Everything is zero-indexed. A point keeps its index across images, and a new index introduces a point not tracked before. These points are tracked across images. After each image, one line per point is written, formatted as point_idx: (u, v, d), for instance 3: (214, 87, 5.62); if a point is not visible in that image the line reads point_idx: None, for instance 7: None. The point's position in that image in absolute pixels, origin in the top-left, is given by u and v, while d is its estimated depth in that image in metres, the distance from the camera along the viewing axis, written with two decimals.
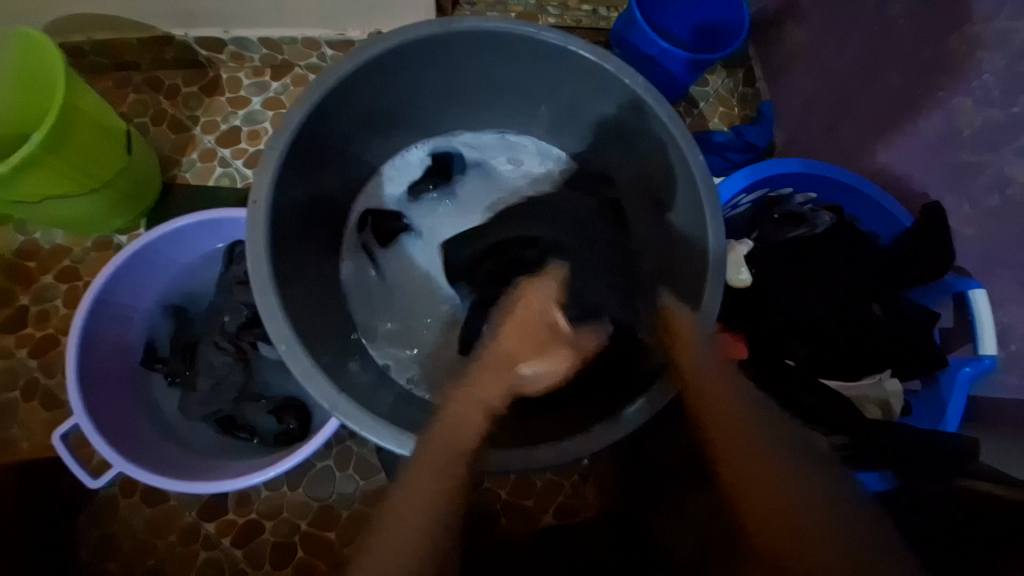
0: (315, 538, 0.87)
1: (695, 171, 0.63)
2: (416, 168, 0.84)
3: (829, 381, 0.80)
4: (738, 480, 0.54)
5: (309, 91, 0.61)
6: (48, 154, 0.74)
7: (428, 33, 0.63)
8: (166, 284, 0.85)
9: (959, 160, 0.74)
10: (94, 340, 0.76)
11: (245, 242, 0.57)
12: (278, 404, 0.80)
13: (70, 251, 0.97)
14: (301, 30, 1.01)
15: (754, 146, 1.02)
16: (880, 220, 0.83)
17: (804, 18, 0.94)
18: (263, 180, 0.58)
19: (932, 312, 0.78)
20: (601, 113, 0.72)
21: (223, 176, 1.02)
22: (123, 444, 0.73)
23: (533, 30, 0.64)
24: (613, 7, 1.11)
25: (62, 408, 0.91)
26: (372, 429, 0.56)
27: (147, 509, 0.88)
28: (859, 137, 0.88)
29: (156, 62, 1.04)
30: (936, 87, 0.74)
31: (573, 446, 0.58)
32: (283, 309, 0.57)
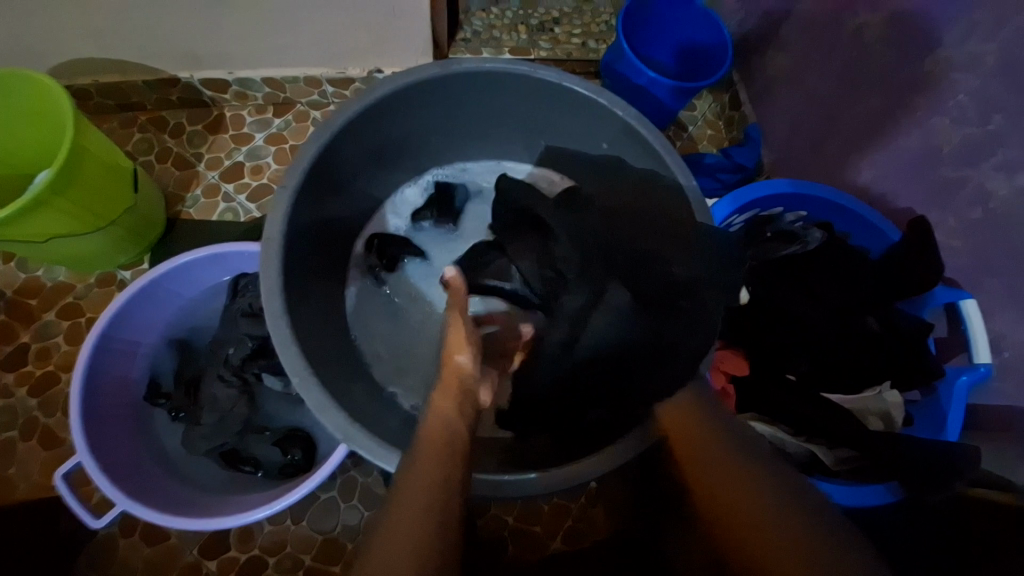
0: (320, 573, 0.85)
1: (688, 196, 0.66)
2: (420, 195, 0.86)
3: (830, 395, 0.80)
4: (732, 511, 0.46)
5: (318, 132, 0.64)
6: (56, 194, 0.76)
7: (430, 74, 0.67)
8: (170, 318, 0.85)
9: (940, 176, 0.77)
10: (98, 376, 0.76)
11: (259, 277, 0.59)
12: (283, 436, 0.80)
13: (73, 288, 0.98)
14: (303, 69, 1.04)
15: (743, 167, 1.05)
16: (868, 235, 0.86)
17: (784, 46, 0.99)
18: (276, 217, 0.60)
19: (926, 322, 0.79)
20: (596, 143, 0.76)
21: (227, 210, 1.04)
22: (126, 481, 0.72)
23: (528, 68, 0.68)
24: (601, 40, 1.17)
25: (61, 447, 0.90)
26: (384, 458, 0.56)
27: (147, 548, 0.86)
28: (843, 156, 0.92)
29: (161, 102, 1.08)
30: (915, 107, 0.78)
31: (590, 470, 0.59)
32: (296, 340, 0.58)
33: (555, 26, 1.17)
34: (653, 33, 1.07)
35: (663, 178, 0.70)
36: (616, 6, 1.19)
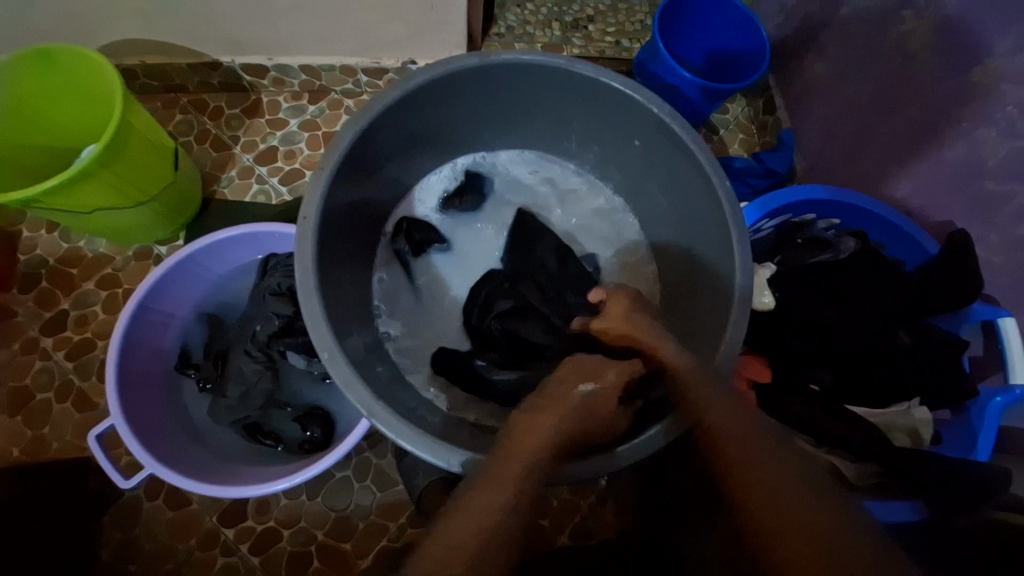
0: (331, 548, 0.87)
1: (720, 194, 0.65)
2: (451, 182, 0.86)
3: (854, 408, 0.79)
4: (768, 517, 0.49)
5: (357, 116, 0.65)
6: (102, 167, 0.79)
7: (468, 65, 0.67)
8: (203, 293, 0.88)
9: (983, 189, 0.74)
10: (134, 344, 0.79)
11: (294, 255, 0.60)
12: (303, 413, 0.82)
13: (112, 260, 1.02)
14: (339, 58, 1.06)
15: (774, 173, 1.04)
16: (903, 247, 0.84)
17: (824, 51, 0.97)
18: (313, 198, 0.62)
19: (961, 340, 0.76)
20: (629, 140, 0.75)
21: (260, 192, 1.07)
22: (155, 445, 0.75)
23: (566, 62, 0.68)
24: (635, 39, 1.16)
25: (93, 410, 0.94)
26: (408, 437, 0.57)
27: (168, 512, 0.89)
28: (880, 166, 0.89)
29: (202, 85, 1.11)
30: (960, 118, 0.75)
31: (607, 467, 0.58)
32: (326, 318, 0.59)
33: (589, 23, 1.17)
34: (690, 33, 1.06)
35: (693, 176, 0.69)
36: (652, 5, 1.18)
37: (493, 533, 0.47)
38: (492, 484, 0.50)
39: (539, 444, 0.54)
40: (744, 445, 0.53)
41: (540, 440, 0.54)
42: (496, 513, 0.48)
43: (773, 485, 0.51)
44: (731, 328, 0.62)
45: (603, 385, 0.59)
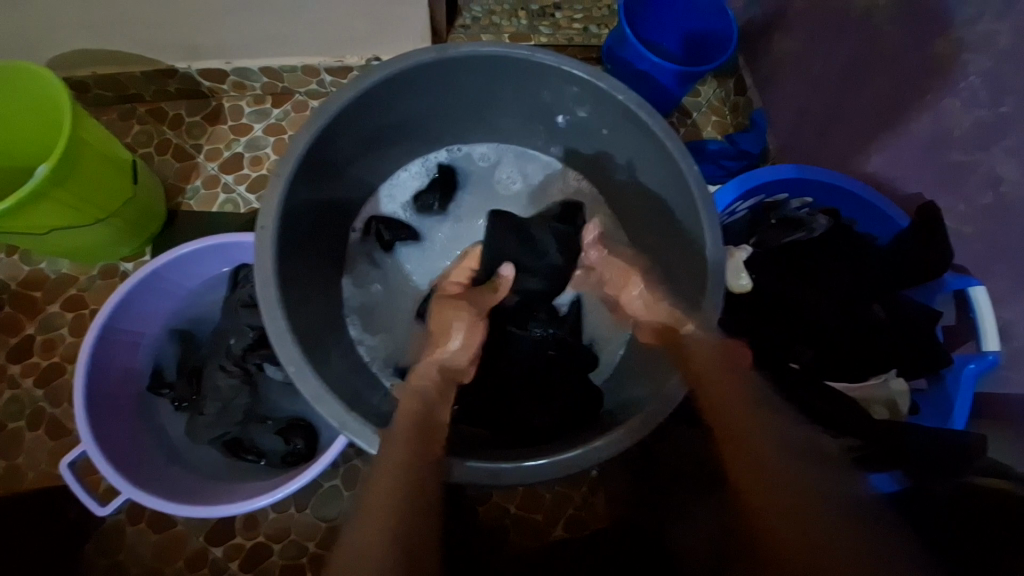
0: (324, 560, 0.86)
1: (689, 179, 0.65)
2: (419, 180, 0.84)
3: (834, 383, 0.80)
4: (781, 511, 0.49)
5: (314, 118, 0.63)
6: (55, 186, 0.76)
7: (425, 59, 0.65)
8: (172, 310, 0.86)
9: (951, 160, 0.75)
10: (104, 366, 0.77)
11: (252, 266, 0.58)
12: (285, 425, 0.80)
13: (76, 280, 0.98)
14: (300, 58, 1.03)
15: (747, 154, 1.04)
16: (875, 222, 0.84)
17: (791, 28, 0.97)
18: (270, 206, 0.60)
19: (933, 310, 0.78)
20: (597, 127, 0.74)
21: (228, 201, 1.04)
22: (132, 469, 0.74)
23: (527, 52, 0.66)
24: (603, 25, 1.14)
25: (68, 436, 0.91)
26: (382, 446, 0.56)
27: (154, 534, 0.87)
28: (850, 142, 0.90)
29: (160, 93, 1.07)
30: (925, 91, 0.76)
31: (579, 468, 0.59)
32: (291, 330, 0.58)
33: (556, 10, 1.15)
34: (658, 17, 1.04)
35: (662, 162, 0.68)
36: None
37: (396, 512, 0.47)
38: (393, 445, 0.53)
39: (421, 410, 0.58)
40: (767, 453, 0.54)
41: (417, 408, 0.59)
42: (399, 489, 0.49)
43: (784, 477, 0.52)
44: None
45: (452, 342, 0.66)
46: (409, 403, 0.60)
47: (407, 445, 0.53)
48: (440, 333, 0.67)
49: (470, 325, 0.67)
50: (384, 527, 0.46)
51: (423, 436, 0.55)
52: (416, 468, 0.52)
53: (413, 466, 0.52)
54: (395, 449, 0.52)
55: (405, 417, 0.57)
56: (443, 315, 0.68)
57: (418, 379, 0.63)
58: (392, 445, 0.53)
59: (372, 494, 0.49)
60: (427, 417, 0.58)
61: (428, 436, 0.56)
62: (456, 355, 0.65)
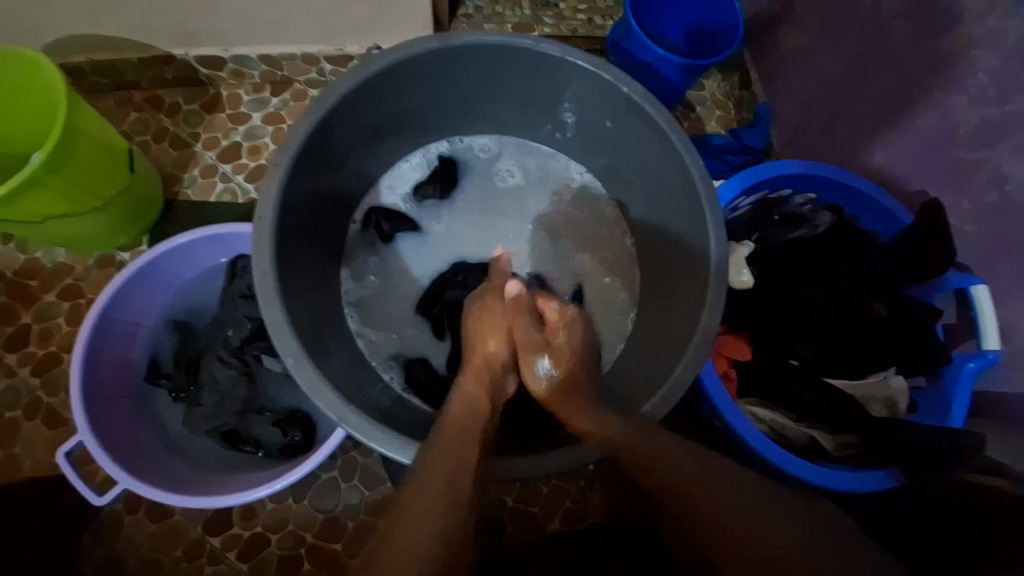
0: (321, 550, 0.86)
1: (693, 174, 0.64)
2: (419, 171, 0.83)
3: (835, 381, 0.80)
4: (696, 510, 0.56)
5: (314, 107, 0.62)
6: (50, 174, 0.75)
7: (427, 48, 0.65)
8: (169, 300, 0.85)
9: (956, 158, 0.74)
10: (100, 356, 0.76)
11: (250, 258, 0.58)
12: (283, 417, 0.80)
13: (73, 269, 0.98)
14: (300, 46, 1.02)
15: (751, 149, 1.03)
16: (879, 219, 0.83)
17: (797, 21, 0.96)
18: (269, 196, 0.59)
19: (935, 308, 0.77)
20: (601, 120, 0.73)
21: (225, 191, 1.03)
22: (129, 460, 0.73)
23: (531, 42, 0.66)
24: (608, 15, 1.13)
25: (65, 426, 0.91)
26: (380, 439, 0.56)
27: (151, 524, 0.87)
28: (855, 138, 0.89)
29: (157, 80, 1.06)
30: (932, 87, 0.75)
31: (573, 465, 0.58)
32: (289, 323, 0.57)
33: (560, 0, 1.13)
34: (663, 8, 1.03)
35: (665, 157, 0.68)
36: None
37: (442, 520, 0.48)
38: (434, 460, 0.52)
39: (472, 411, 0.58)
40: (675, 460, 0.57)
41: (472, 415, 0.57)
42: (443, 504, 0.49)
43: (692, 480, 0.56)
44: (707, 313, 0.61)
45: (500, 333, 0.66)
46: (462, 406, 0.59)
47: (456, 448, 0.53)
48: (482, 334, 0.66)
49: (511, 324, 0.66)
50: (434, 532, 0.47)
51: (473, 439, 0.54)
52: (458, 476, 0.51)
53: (457, 470, 0.51)
54: (444, 464, 0.51)
55: (458, 422, 0.56)
56: (494, 319, 0.67)
57: (471, 379, 0.62)
58: (437, 453, 0.52)
59: (421, 498, 0.50)
60: (477, 416, 0.57)
61: (481, 440, 0.55)
62: (497, 350, 0.65)
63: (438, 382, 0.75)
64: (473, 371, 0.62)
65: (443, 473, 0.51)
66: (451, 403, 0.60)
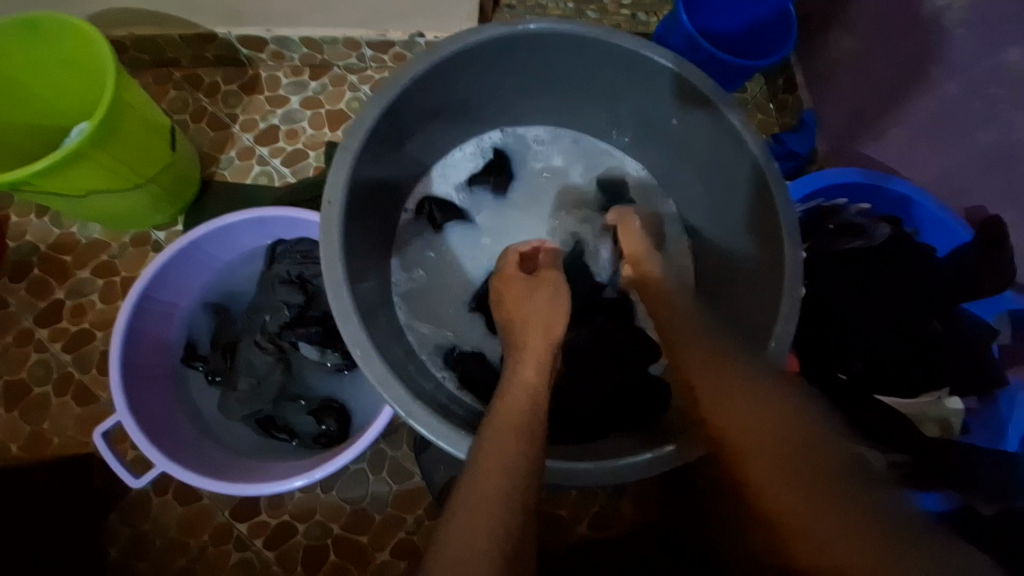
0: (347, 542, 0.85)
1: (769, 175, 0.62)
2: (472, 162, 0.81)
3: (885, 398, 0.78)
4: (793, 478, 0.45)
5: (381, 91, 0.60)
6: (95, 148, 0.74)
7: (495, 33, 0.63)
8: (208, 282, 0.84)
9: (1019, 175, 0.71)
10: (138, 336, 0.76)
11: (319, 243, 0.56)
12: (317, 406, 0.79)
13: (107, 246, 0.97)
14: (341, 30, 1.00)
15: (795, 155, 1.01)
16: (936, 231, 0.81)
17: (853, 25, 0.93)
18: (339, 180, 0.58)
19: (989, 329, 0.75)
20: (666, 117, 0.71)
21: (262, 173, 1.02)
22: (166, 442, 0.73)
23: (602, 33, 0.63)
24: (653, 12, 1.10)
25: (96, 404, 0.91)
26: (449, 438, 0.54)
27: (179, 507, 0.86)
28: (911, 148, 0.86)
29: (196, 59, 1.04)
30: (998, 99, 0.72)
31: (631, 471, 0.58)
32: (356, 311, 0.56)
33: None
34: (714, 6, 1.00)
35: (736, 155, 0.65)
36: None
37: (505, 522, 0.43)
38: (496, 443, 0.49)
39: (529, 402, 0.54)
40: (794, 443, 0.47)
41: (530, 395, 0.54)
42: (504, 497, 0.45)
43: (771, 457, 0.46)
44: (781, 323, 0.59)
45: (510, 303, 0.66)
46: (517, 396, 0.54)
47: (510, 444, 0.49)
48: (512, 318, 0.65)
49: (550, 303, 0.65)
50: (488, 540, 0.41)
51: (529, 438, 0.50)
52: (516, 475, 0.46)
53: (513, 465, 0.47)
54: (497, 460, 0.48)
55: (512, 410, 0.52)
56: (534, 294, 0.66)
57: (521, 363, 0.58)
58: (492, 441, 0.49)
59: (470, 502, 0.44)
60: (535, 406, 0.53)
61: (533, 434, 0.51)
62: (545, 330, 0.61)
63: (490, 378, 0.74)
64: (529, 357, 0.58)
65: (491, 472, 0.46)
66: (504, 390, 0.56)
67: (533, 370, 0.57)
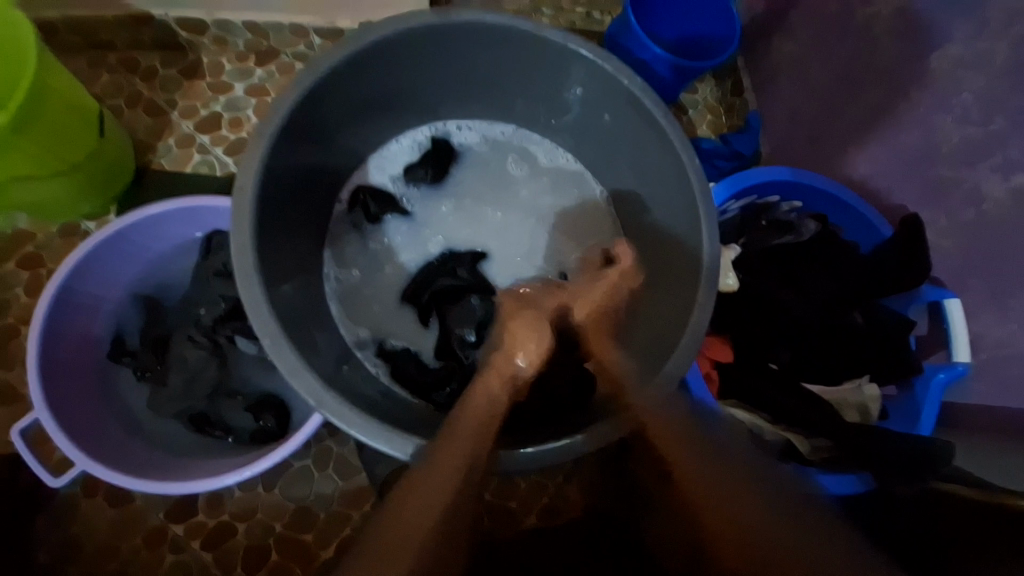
0: (291, 540, 0.84)
1: (691, 174, 0.64)
2: (411, 152, 0.81)
3: (810, 386, 0.82)
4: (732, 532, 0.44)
5: (301, 78, 0.60)
6: (12, 133, 0.70)
7: (425, 24, 0.63)
8: (138, 275, 0.81)
9: (937, 175, 0.76)
10: (58, 330, 0.72)
11: (229, 234, 0.55)
12: (256, 401, 0.77)
13: (33, 237, 0.92)
14: (288, 16, 0.97)
15: (739, 155, 1.04)
16: (858, 229, 0.86)
17: (793, 30, 0.96)
18: (250, 167, 0.57)
19: (907, 320, 0.80)
20: (598, 113, 0.72)
21: (202, 163, 0.98)
22: (88, 440, 0.70)
23: (530, 27, 0.65)
24: (606, 11, 1.11)
25: (20, 403, 0.86)
26: (361, 427, 0.55)
27: (110, 509, 0.83)
28: (841, 149, 0.91)
29: (132, 42, 1.00)
30: (917, 104, 0.77)
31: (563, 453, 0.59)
32: (268, 301, 0.55)
33: None
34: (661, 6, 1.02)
35: (662, 152, 0.67)
36: None
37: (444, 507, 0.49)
38: (452, 445, 0.53)
39: (491, 402, 0.58)
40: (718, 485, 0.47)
41: (493, 403, 0.58)
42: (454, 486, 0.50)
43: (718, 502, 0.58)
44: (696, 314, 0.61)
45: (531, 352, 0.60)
46: (480, 399, 0.58)
47: (466, 446, 0.53)
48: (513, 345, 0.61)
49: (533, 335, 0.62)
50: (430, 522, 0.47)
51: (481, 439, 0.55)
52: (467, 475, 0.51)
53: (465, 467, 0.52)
54: (446, 470, 0.52)
55: (468, 422, 0.55)
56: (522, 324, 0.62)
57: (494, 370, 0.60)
58: (455, 439, 0.54)
59: (423, 490, 0.49)
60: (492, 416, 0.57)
61: (488, 438, 0.55)
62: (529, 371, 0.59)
63: (424, 372, 0.74)
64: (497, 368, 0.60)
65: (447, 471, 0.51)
66: (469, 392, 0.59)
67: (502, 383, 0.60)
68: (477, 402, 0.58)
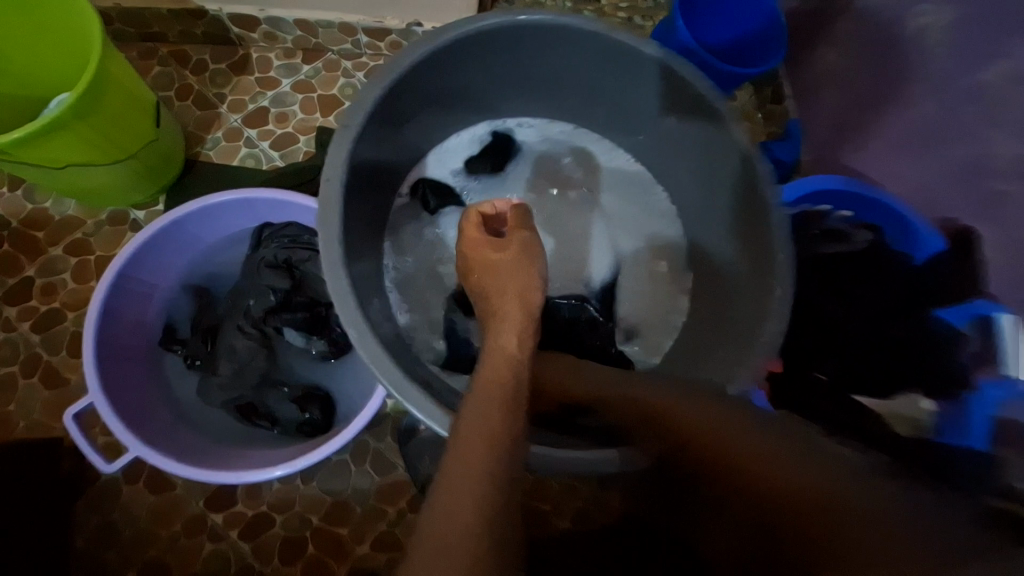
0: (326, 534, 0.84)
1: (761, 178, 0.62)
2: (472, 145, 0.81)
3: (862, 398, 0.81)
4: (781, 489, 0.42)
5: (387, 71, 0.61)
6: (77, 119, 0.71)
7: (492, 23, 0.63)
8: (190, 263, 0.81)
9: (991, 190, 0.73)
10: (114, 315, 0.73)
11: (317, 226, 0.57)
12: (301, 394, 0.77)
13: (82, 223, 0.93)
14: (338, 14, 0.98)
15: (781, 163, 1.03)
16: (912, 240, 0.83)
17: (839, 39, 0.95)
18: (338, 160, 0.58)
19: (957, 334, 0.77)
20: (663, 115, 0.72)
21: (248, 156, 0.99)
22: (139, 426, 0.70)
23: (594, 28, 0.64)
24: (647, 16, 1.11)
25: (64, 387, 0.87)
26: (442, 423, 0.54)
27: (150, 496, 0.84)
28: (889, 161, 0.90)
29: (184, 35, 1.02)
30: (969, 117, 0.75)
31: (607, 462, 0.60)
32: (353, 291, 0.56)
33: None
34: (706, 12, 1.02)
35: (730, 159, 0.66)
36: None
37: (489, 488, 0.38)
38: (487, 400, 0.46)
39: (511, 366, 0.50)
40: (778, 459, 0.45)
41: (512, 361, 0.51)
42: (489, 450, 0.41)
43: (733, 436, 0.49)
44: (770, 325, 0.60)
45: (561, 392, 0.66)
46: (499, 362, 0.51)
47: (497, 399, 0.46)
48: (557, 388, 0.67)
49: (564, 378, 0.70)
50: (472, 509, 0.36)
51: (514, 410, 0.45)
52: (507, 443, 0.41)
53: (503, 418, 0.44)
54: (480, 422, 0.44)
55: (492, 378, 0.48)
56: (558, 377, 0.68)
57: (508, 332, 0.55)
58: (479, 399, 0.46)
59: (458, 464, 0.40)
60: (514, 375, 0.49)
61: (518, 401, 0.46)
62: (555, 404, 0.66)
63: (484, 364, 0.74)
64: (508, 325, 0.56)
65: (474, 459, 0.39)
66: (485, 356, 0.53)
67: (515, 336, 0.55)
68: (496, 361, 0.51)
